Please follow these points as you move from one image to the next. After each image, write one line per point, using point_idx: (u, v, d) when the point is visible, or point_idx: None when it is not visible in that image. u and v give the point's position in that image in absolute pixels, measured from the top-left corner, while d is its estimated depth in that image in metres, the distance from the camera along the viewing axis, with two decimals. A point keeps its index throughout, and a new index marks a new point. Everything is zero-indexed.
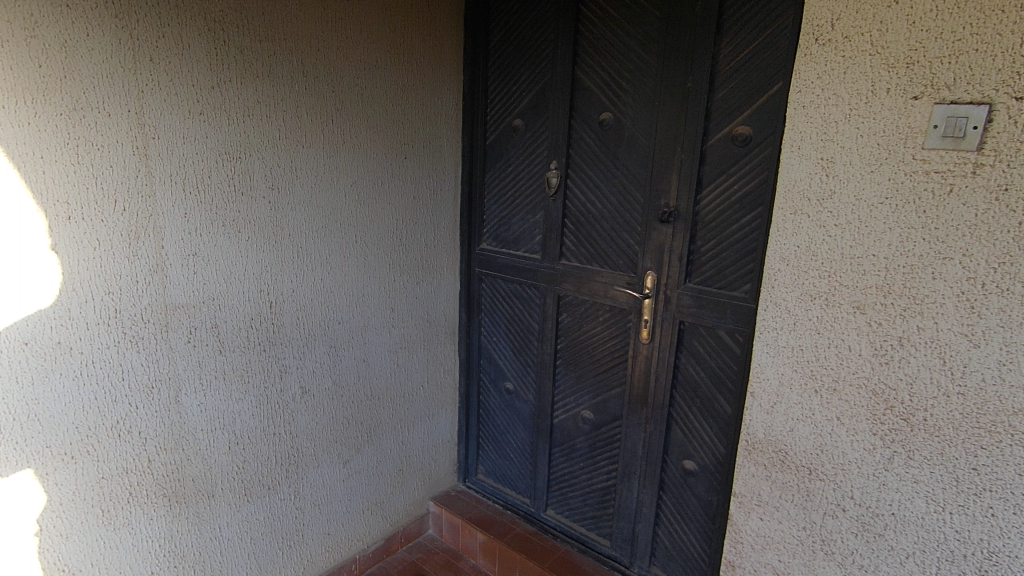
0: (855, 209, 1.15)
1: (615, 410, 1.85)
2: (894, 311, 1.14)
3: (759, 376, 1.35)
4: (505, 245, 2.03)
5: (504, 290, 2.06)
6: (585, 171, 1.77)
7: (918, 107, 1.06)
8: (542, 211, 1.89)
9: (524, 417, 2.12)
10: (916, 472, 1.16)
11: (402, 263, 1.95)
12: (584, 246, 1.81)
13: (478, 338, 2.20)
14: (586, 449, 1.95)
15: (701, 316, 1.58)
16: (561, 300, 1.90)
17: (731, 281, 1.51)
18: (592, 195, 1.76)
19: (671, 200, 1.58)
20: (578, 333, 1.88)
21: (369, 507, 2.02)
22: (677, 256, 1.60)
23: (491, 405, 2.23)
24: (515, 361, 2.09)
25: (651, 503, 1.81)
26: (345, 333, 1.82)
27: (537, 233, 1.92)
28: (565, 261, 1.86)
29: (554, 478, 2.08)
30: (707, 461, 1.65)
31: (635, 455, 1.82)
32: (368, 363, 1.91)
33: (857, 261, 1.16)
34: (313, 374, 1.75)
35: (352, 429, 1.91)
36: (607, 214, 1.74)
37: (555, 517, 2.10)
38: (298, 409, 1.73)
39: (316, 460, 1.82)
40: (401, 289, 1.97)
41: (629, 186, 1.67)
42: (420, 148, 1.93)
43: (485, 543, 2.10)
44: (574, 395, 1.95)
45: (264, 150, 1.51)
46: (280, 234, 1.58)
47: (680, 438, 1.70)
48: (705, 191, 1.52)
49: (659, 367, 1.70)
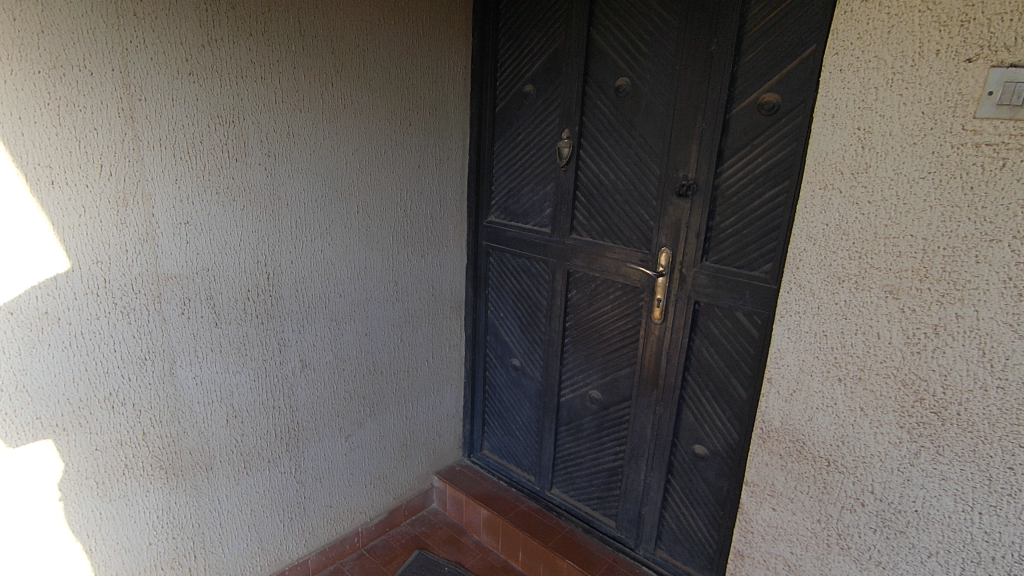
0: (893, 184, 1.05)
1: (624, 391, 1.79)
2: (930, 297, 1.05)
3: (777, 362, 1.27)
4: (514, 218, 1.94)
5: (513, 264, 1.99)
6: (598, 141, 1.66)
7: (971, 70, 0.95)
8: (553, 183, 1.79)
9: (531, 395, 2.07)
10: (944, 468, 1.09)
11: (406, 234, 1.87)
12: (595, 220, 1.72)
13: (485, 313, 2.13)
14: (593, 429, 1.90)
15: (717, 296, 1.50)
16: (571, 276, 1.82)
17: (751, 260, 1.42)
18: (606, 166, 1.66)
19: (690, 171, 1.48)
20: (588, 310, 1.81)
21: (371, 481, 2.00)
22: (694, 232, 1.51)
23: (496, 382, 2.18)
24: (522, 338, 2.03)
25: (658, 487, 1.76)
26: (347, 306, 1.76)
27: (547, 205, 1.83)
28: (575, 236, 1.77)
29: (560, 457, 2.04)
30: (719, 446, 1.59)
31: (643, 437, 1.76)
32: (371, 337, 1.86)
33: (891, 242, 1.07)
34: (313, 348, 1.71)
35: (354, 403, 1.87)
36: (621, 187, 1.64)
37: (560, 495, 2.06)
38: (298, 383, 1.69)
39: (317, 434, 1.79)
40: (405, 262, 1.90)
41: (645, 157, 1.57)
42: (425, 114, 1.83)
43: (488, 519, 2.08)
44: (582, 374, 1.89)
45: (259, 113, 1.44)
46: (278, 203, 1.52)
47: (691, 422, 1.64)
48: (726, 164, 1.42)
49: (671, 349, 1.63)
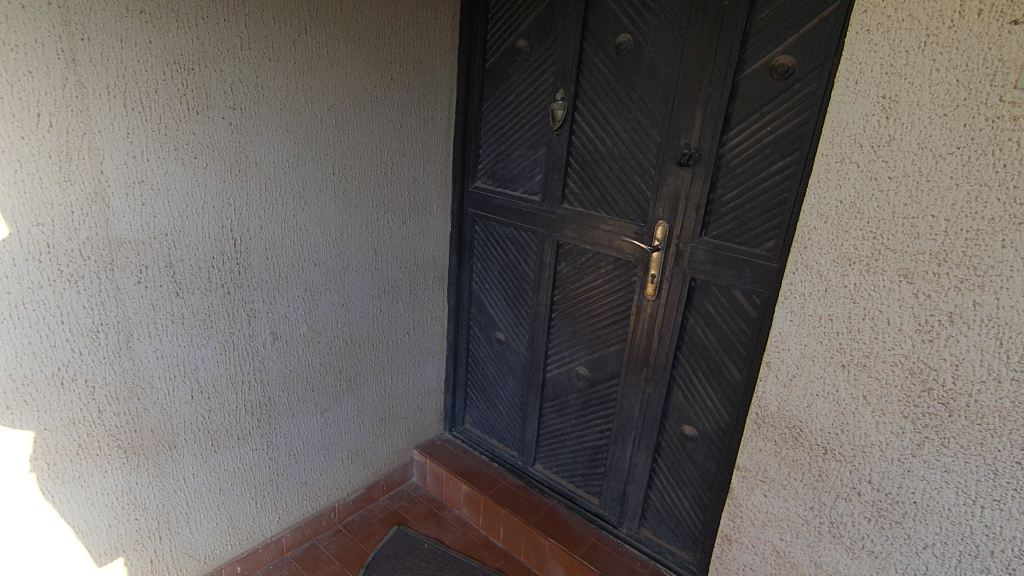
0: (917, 160, 0.97)
1: (612, 369, 1.72)
2: (948, 283, 0.98)
3: (778, 346, 1.20)
4: (502, 185, 1.83)
5: (499, 233, 1.89)
6: (595, 104, 1.55)
7: (1016, 34, 0.86)
8: (545, 148, 1.68)
9: (515, 370, 2.00)
10: (948, 461, 1.04)
11: (386, 200, 1.75)
12: (588, 189, 1.62)
13: (469, 284, 2.04)
14: (579, 407, 1.85)
15: (715, 274, 1.42)
16: (561, 247, 1.73)
17: (753, 237, 1.34)
18: (602, 132, 1.55)
19: (693, 139, 1.38)
20: (577, 284, 1.73)
21: (348, 457, 1.94)
22: (693, 205, 1.42)
23: (480, 355, 2.10)
24: (508, 311, 1.95)
25: (644, 466, 1.72)
26: (322, 275, 1.65)
27: (538, 171, 1.72)
28: (567, 206, 1.67)
29: (544, 434, 1.99)
30: (709, 427, 1.55)
31: (631, 416, 1.71)
32: (348, 308, 1.76)
33: (910, 223, 1.00)
34: (286, 320, 1.60)
35: (330, 377, 1.79)
36: (617, 154, 1.54)
37: (542, 472, 2.03)
38: (269, 357, 1.59)
39: (290, 410, 1.70)
40: (385, 229, 1.78)
41: (645, 122, 1.47)
42: (408, 69, 1.69)
43: (469, 495, 2.04)
44: (569, 350, 1.82)
45: (223, 62, 1.29)
46: (245, 162, 1.39)
47: (681, 402, 1.59)
48: (731, 132, 1.33)
49: (663, 327, 1.56)
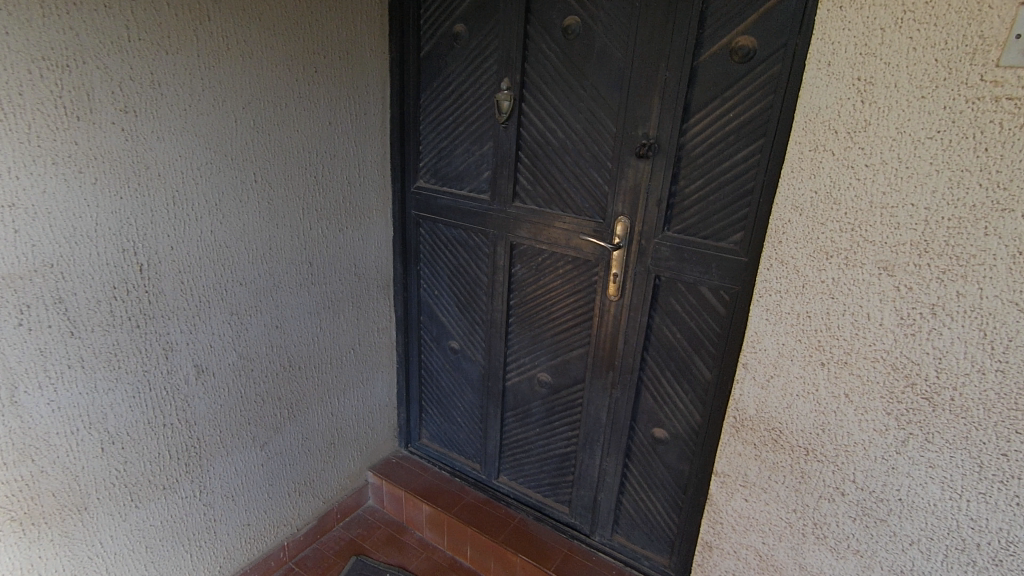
0: (895, 145, 0.91)
1: (576, 373, 1.63)
2: (929, 274, 0.93)
3: (754, 346, 1.14)
4: (446, 183, 1.69)
5: (447, 236, 1.75)
6: (544, 93, 1.43)
7: (998, 9, 0.80)
8: (491, 142, 1.55)
9: (473, 379, 1.88)
10: (932, 456, 1.00)
11: (318, 207, 1.58)
12: (541, 185, 1.51)
13: (416, 291, 1.89)
14: (543, 414, 1.76)
15: (680, 270, 1.35)
16: (515, 248, 1.61)
17: (719, 230, 1.28)
18: (554, 123, 1.44)
19: (651, 129, 1.29)
20: (535, 287, 1.62)
21: (295, 489, 1.77)
22: (654, 199, 1.33)
23: (433, 365, 1.97)
24: (461, 318, 1.82)
25: (614, 472, 1.65)
26: (250, 296, 1.47)
27: (485, 168, 1.59)
28: (518, 204, 1.55)
29: (507, 444, 1.88)
30: (681, 429, 1.49)
31: (598, 422, 1.63)
32: (283, 329, 1.59)
33: (889, 212, 0.94)
34: (210, 349, 1.42)
35: (268, 407, 1.61)
36: (570, 147, 1.43)
37: (508, 484, 1.93)
38: (193, 393, 1.40)
39: (224, 448, 1.52)
40: (319, 239, 1.61)
41: (599, 112, 1.36)
42: (334, 59, 1.51)
43: (431, 516, 1.91)
44: (529, 356, 1.71)
45: (107, 55, 1.08)
46: (146, 174, 1.19)
47: (651, 404, 1.52)
48: (692, 120, 1.25)
49: (629, 329, 1.47)
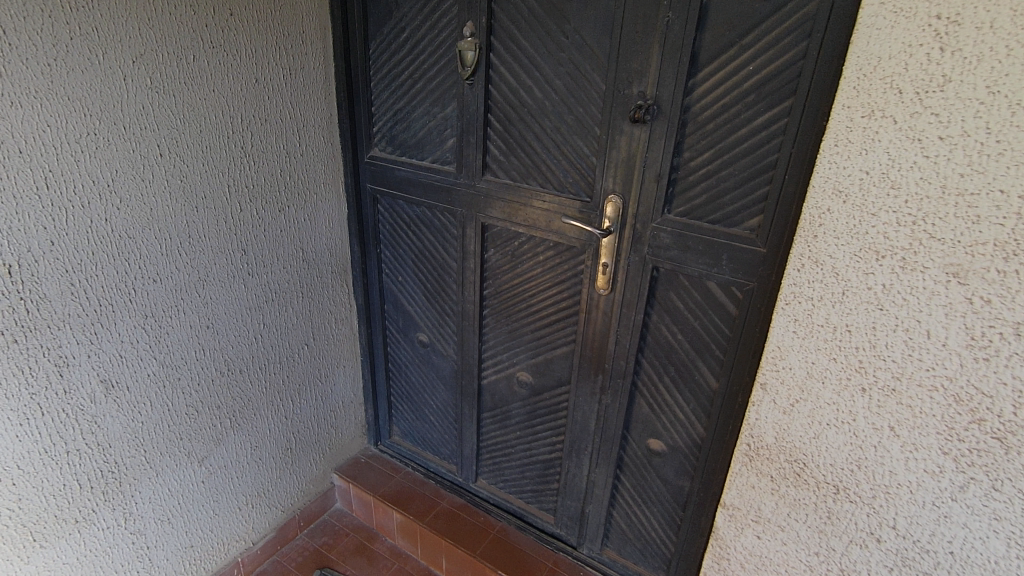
0: (982, 111, 0.66)
1: (560, 374, 1.42)
2: (1016, 283, 0.69)
3: (775, 363, 0.92)
4: (406, 152, 1.43)
5: (409, 215, 1.50)
6: (516, 41, 1.16)
7: None
8: (455, 103, 1.28)
9: (444, 376, 1.66)
10: (1000, 506, 0.78)
11: (250, 183, 1.31)
12: (516, 156, 1.25)
13: (379, 277, 1.65)
14: (524, 417, 1.55)
15: (683, 262, 1.11)
16: (486, 230, 1.37)
17: (732, 213, 1.04)
18: (529, 80, 1.17)
19: (649, 87, 1.03)
20: (511, 276, 1.38)
21: (246, 502, 1.57)
22: (652, 174, 1.08)
23: (401, 359, 1.75)
24: (429, 309, 1.59)
25: (604, 484, 1.45)
26: (168, 294, 1.22)
27: (449, 135, 1.33)
28: (489, 178, 1.30)
29: (485, 446, 1.69)
30: (681, 441, 1.29)
31: (585, 429, 1.42)
32: (217, 330, 1.35)
33: (966, 201, 0.69)
34: (120, 360, 1.18)
35: (204, 418, 1.39)
36: (549, 109, 1.17)
37: (487, 488, 1.74)
38: (103, 412, 1.18)
39: (151, 469, 1.31)
40: (255, 222, 1.35)
41: (584, 65, 1.09)
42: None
43: (402, 524, 1.73)
44: (507, 353, 1.49)
45: None
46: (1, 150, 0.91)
47: (646, 413, 1.31)
48: (699, 75, 0.98)
49: (620, 328, 1.25)
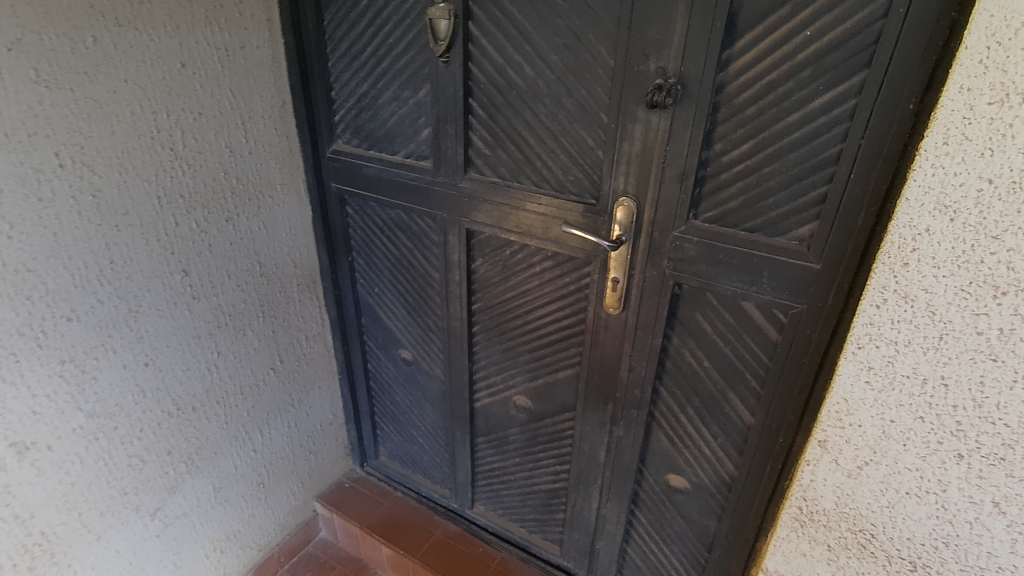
0: None
1: (564, 401, 1.22)
2: None
3: (842, 418, 0.73)
4: (374, 146, 1.20)
5: (382, 218, 1.28)
6: (500, 6, 0.92)
7: None
8: (428, 86, 1.05)
9: (432, 397, 1.47)
10: None
11: (184, 190, 1.08)
12: (505, 150, 1.03)
13: (352, 288, 1.45)
14: (523, 443, 1.37)
15: (713, 278, 0.90)
16: (473, 238, 1.15)
17: (777, 220, 0.83)
18: (518, 55, 0.94)
19: (670, 61, 0.80)
20: (504, 290, 1.18)
21: (213, 548, 1.39)
22: (674, 172, 0.87)
23: (384, 377, 1.55)
24: (411, 324, 1.38)
25: (617, 520, 1.28)
26: (90, 331, 1.00)
27: (424, 124, 1.10)
28: (473, 176, 1.08)
29: (481, 472, 1.51)
30: (707, 479, 1.10)
31: (595, 461, 1.24)
32: (158, 365, 1.13)
33: None
34: (35, 416, 0.97)
35: (152, 466, 1.19)
36: (544, 91, 0.94)
37: (484, 515, 1.57)
38: (19, 479, 0.97)
39: (90, 532, 1.11)
40: (196, 236, 1.13)
41: (586, 35, 0.87)
42: None
43: (393, 558, 1.56)
44: (502, 374, 1.30)
45: None
46: None
47: (666, 446, 1.13)
48: (737, 45, 0.76)
49: (635, 352, 1.05)
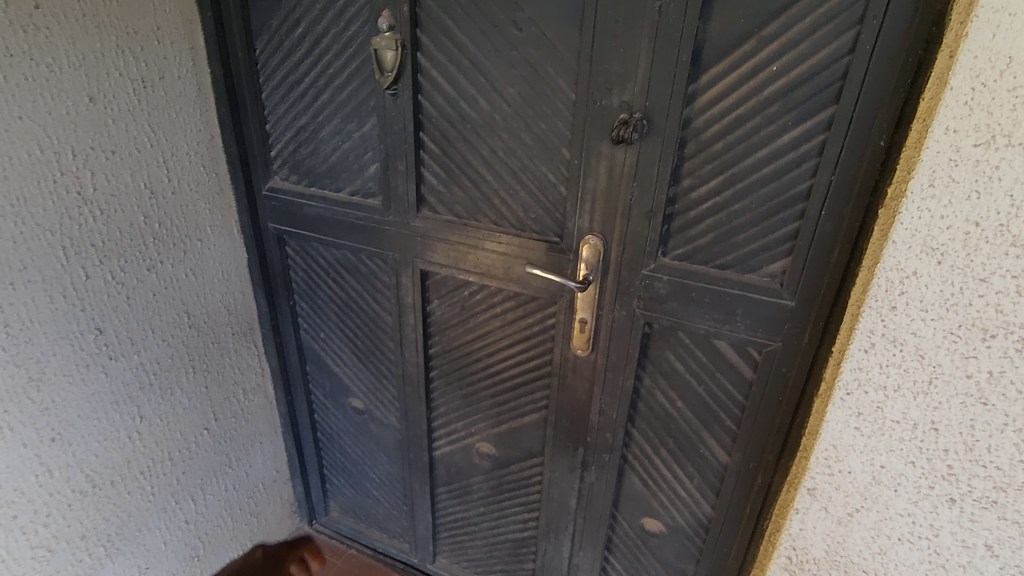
0: None
1: (530, 445, 1.16)
2: None
3: (831, 464, 0.70)
4: (315, 182, 1.11)
5: (327, 258, 1.18)
6: (451, 36, 0.87)
7: None
8: (374, 119, 0.98)
9: (387, 447, 1.36)
10: None
11: (95, 237, 0.95)
12: (460, 186, 0.96)
13: (295, 334, 1.33)
14: (487, 492, 1.28)
15: (684, 317, 0.87)
16: (428, 278, 1.08)
17: (748, 257, 0.80)
18: (472, 87, 0.89)
19: (635, 95, 0.77)
20: (463, 332, 1.10)
21: None
22: (641, 209, 0.83)
23: (333, 427, 1.44)
24: (362, 370, 1.28)
25: (590, 567, 1.21)
26: None
27: (371, 160, 1.02)
28: (427, 214, 1.01)
29: (443, 524, 1.41)
30: (683, 521, 1.06)
31: (565, 508, 1.17)
32: (67, 439, 0.99)
33: None
34: None
35: (61, 556, 1.02)
36: (501, 125, 0.89)
37: (448, 569, 1.47)
38: None
39: None
40: (111, 288, 1.00)
41: (544, 67, 0.82)
42: None
43: None
44: (463, 420, 1.22)
45: None
46: None
47: (639, 490, 1.08)
48: (702, 79, 0.74)
49: (605, 394, 1.00)
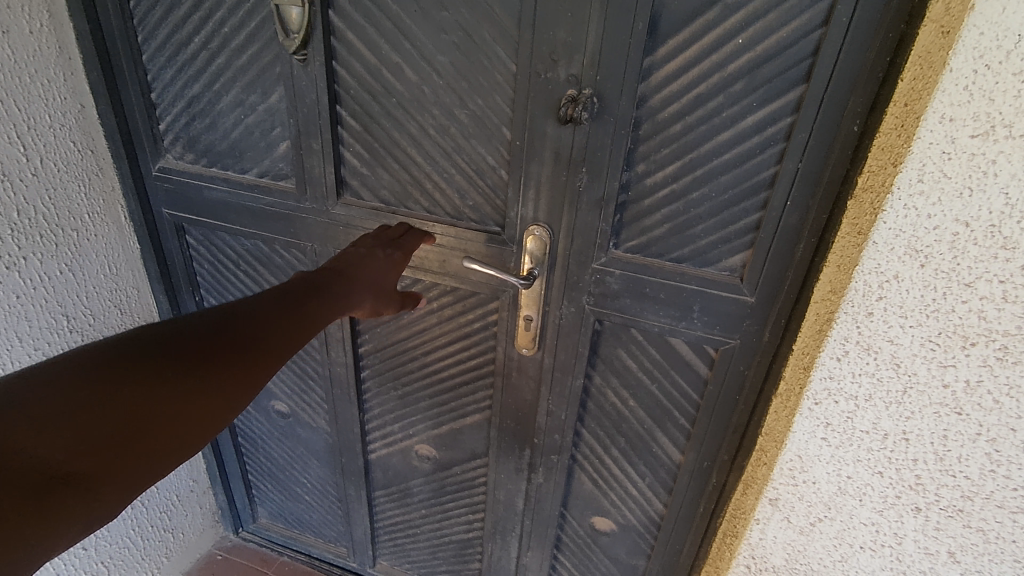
0: None
1: (473, 447, 1.07)
2: None
3: (794, 474, 0.65)
4: (216, 161, 0.95)
5: (236, 249, 1.03)
6: None
7: None
8: (282, 90, 0.84)
9: (317, 451, 1.25)
10: None
11: None
12: (386, 169, 0.84)
13: None
14: (429, 494, 1.20)
15: (638, 314, 0.80)
16: None
17: (706, 250, 0.73)
18: (395, 54, 0.76)
19: (584, 69, 0.67)
20: (396, 329, 1.00)
21: None
22: (591, 198, 0.74)
23: (255, 431, 1.30)
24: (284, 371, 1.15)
25: (539, 567, 1.16)
26: None
27: (280, 138, 0.88)
28: (349, 200, 0.88)
29: (382, 528, 1.32)
30: (634, 519, 1.02)
31: (512, 510, 1.11)
32: None
33: None
34: None
35: None
36: (431, 99, 0.77)
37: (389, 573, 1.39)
38: None
39: None
40: None
41: (479, 33, 0.71)
42: None
43: None
44: (400, 423, 1.12)
45: None
46: None
47: (589, 489, 1.02)
48: (660, 52, 0.65)
49: (553, 395, 0.92)
